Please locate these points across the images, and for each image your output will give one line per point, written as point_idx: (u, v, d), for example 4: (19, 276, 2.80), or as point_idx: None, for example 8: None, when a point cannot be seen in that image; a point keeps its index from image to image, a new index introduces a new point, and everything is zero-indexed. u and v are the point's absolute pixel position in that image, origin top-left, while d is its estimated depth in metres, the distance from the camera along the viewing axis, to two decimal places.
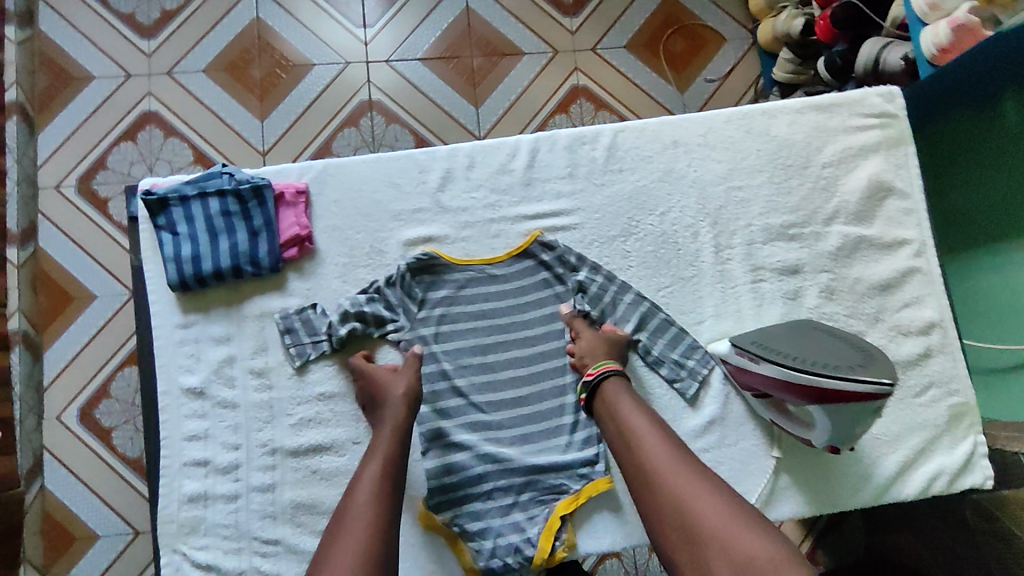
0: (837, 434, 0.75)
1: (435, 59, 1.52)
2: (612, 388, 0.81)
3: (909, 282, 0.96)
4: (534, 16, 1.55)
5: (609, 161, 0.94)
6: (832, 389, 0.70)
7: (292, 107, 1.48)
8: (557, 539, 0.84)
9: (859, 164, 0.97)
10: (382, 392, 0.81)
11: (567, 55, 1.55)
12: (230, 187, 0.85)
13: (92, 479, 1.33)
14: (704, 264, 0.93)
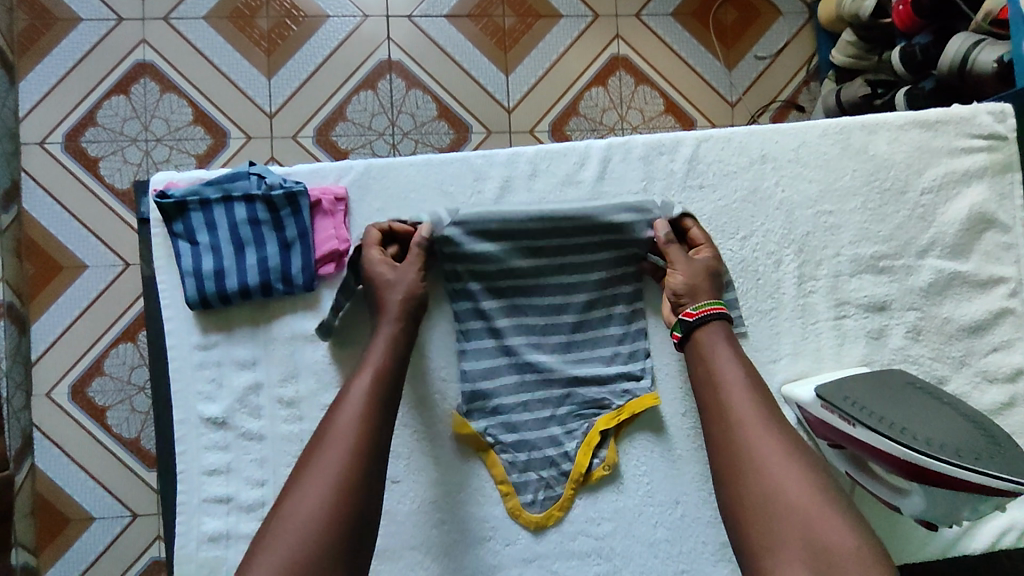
0: (936, 515, 0.68)
1: (463, 17, 1.35)
2: (705, 331, 0.72)
3: (1001, 325, 0.86)
4: None
5: (689, 175, 0.84)
6: (951, 476, 0.62)
7: (304, 64, 1.32)
8: (596, 456, 0.79)
9: (961, 192, 0.87)
10: (383, 298, 0.72)
11: (608, 20, 1.39)
12: (259, 192, 0.73)
13: (87, 461, 1.24)
14: (784, 297, 0.84)
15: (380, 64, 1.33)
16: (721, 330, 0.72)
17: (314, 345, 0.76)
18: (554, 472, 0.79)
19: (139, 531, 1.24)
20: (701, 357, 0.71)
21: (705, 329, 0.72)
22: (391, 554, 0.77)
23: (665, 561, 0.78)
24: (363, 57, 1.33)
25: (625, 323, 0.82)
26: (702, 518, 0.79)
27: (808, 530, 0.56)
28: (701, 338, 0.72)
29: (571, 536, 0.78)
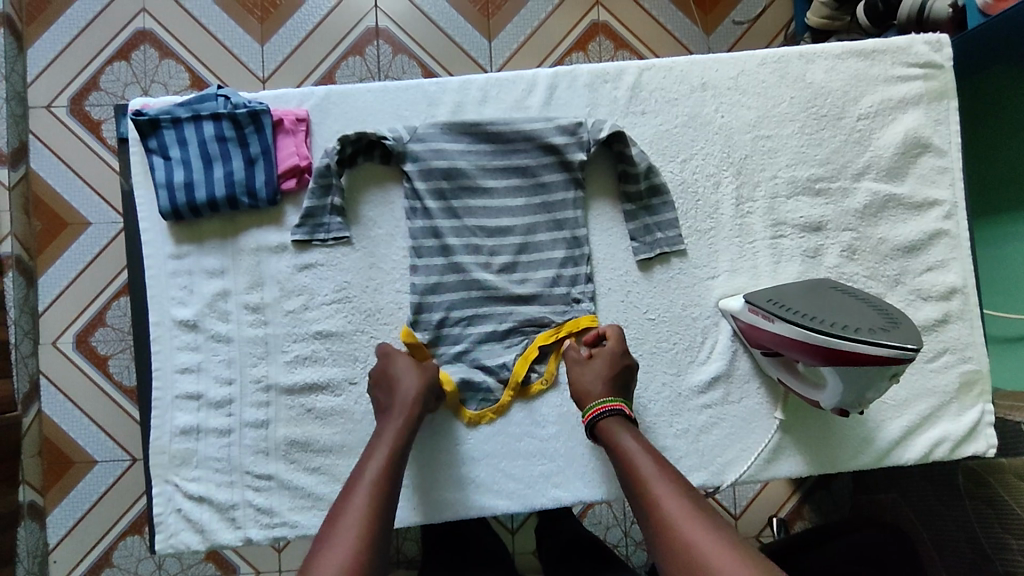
0: (850, 401, 0.72)
1: None
2: (609, 426, 0.75)
3: (935, 245, 0.90)
4: None
5: (632, 102, 0.89)
6: (849, 352, 0.66)
7: (294, 30, 1.39)
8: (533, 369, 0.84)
9: (897, 118, 0.91)
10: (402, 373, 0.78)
11: None
12: (225, 111, 0.80)
13: (89, 405, 1.31)
14: (723, 217, 0.89)
15: (367, 30, 1.39)
16: (623, 424, 0.75)
17: (277, 256, 0.83)
18: (493, 381, 0.83)
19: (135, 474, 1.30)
20: (613, 444, 0.73)
21: (615, 422, 0.75)
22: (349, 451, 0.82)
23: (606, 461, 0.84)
24: (350, 21, 1.39)
25: (565, 249, 0.85)
26: (641, 422, 0.86)
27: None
28: (610, 427, 0.75)
29: (518, 437, 0.84)
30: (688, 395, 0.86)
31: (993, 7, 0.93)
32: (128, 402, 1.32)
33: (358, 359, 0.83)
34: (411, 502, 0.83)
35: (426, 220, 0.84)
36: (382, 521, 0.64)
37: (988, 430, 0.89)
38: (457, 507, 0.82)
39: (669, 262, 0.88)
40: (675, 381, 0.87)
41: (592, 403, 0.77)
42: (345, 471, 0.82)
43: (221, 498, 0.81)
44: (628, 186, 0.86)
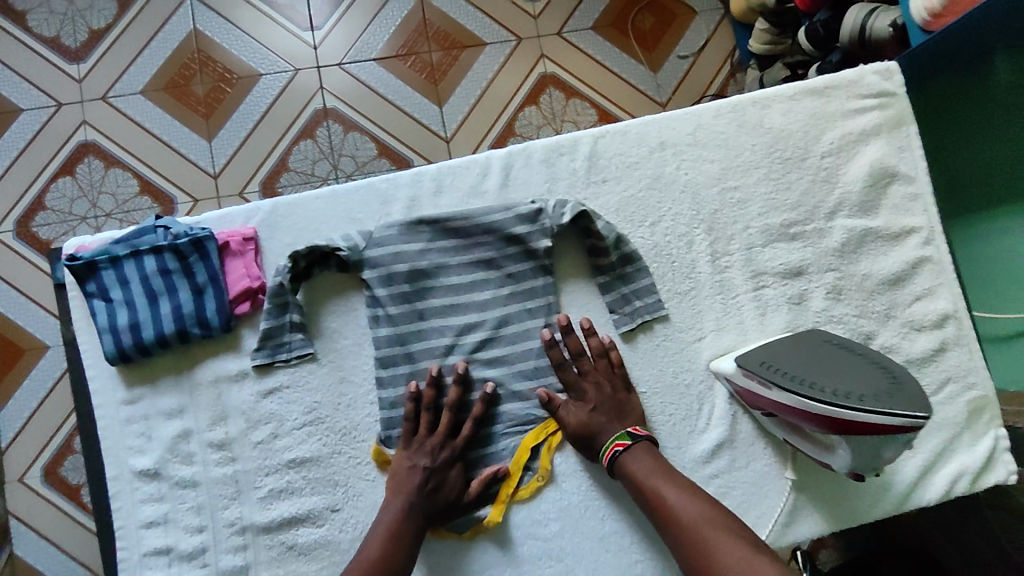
0: (863, 465, 0.67)
1: (390, 58, 1.40)
2: (627, 462, 0.75)
3: (919, 274, 0.87)
4: (495, 3, 1.43)
5: (591, 171, 0.86)
6: (855, 421, 0.62)
7: (242, 122, 1.36)
8: (529, 469, 0.79)
9: (860, 151, 0.89)
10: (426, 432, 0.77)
11: (531, 42, 1.43)
12: (167, 242, 0.75)
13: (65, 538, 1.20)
14: (701, 275, 0.85)
15: (316, 113, 1.37)
16: (643, 457, 0.75)
17: (239, 385, 0.77)
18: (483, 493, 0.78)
19: None
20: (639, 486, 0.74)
21: (629, 460, 0.75)
22: None
23: (618, 554, 0.79)
24: (299, 108, 1.37)
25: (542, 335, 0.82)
26: None
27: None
28: (628, 467, 0.74)
29: (521, 540, 0.78)
30: (694, 467, 0.81)
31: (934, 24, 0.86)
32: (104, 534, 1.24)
33: (338, 484, 0.77)
34: None
35: (390, 329, 0.79)
36: None
37: (1007, 456, 0.85)
38: None
39: (653, 329, 0.84)
40: (678, 454, 0.82)
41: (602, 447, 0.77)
42: None
43: None
44: (600, 259, 0.83)
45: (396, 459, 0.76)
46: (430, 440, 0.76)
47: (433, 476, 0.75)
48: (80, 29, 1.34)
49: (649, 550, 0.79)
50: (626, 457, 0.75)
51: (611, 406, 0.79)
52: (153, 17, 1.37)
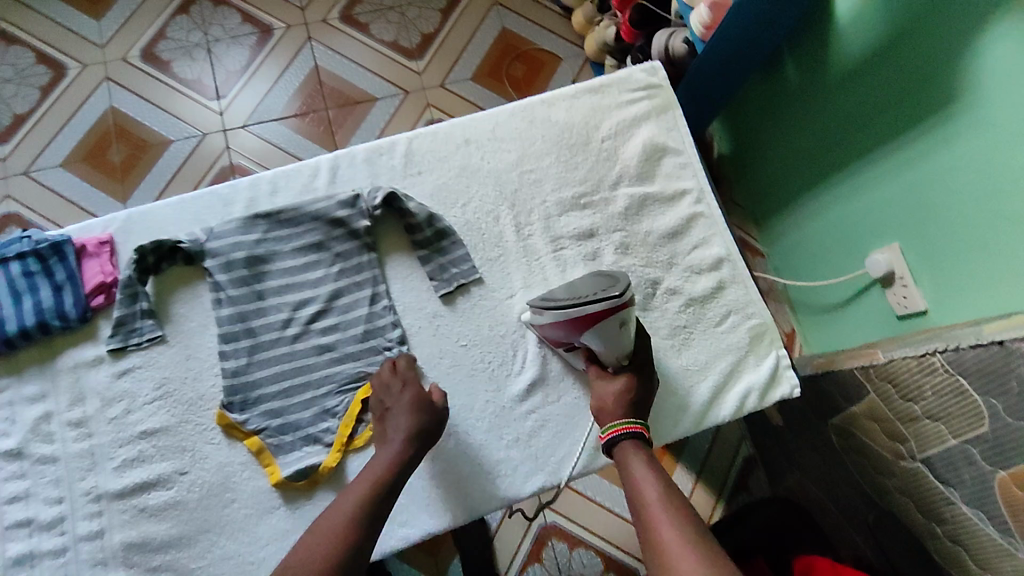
0: (619, 348, 0.84)
1: (292, 117, 1.64)
2: (625, 451, 0.82)
3: (695, 227, 1.03)
4: (381, 64, 1.70)
5: (408, 166, 1.02)
6: (581, 315, 0.79)
7: (159, 178, 1.56)
8: (361, 421, 0.89)
9: (635, 132, 1.07)
10: (397, 398, 0.86)
11: (418, 93, 1.71)
12: (29, 249, 0.88)
13: None
14: (508, 244, 1.00)
15: (225, 167, 1.58)
16: (639, 455, 0.81)
17: (96, 369, 0.87)
18: (319, 446, 0.87)
19: None
20: (632, 483, 0.78)
21: (630, 453, 0.82)
22: (187, 540, 0.83)
23: (450, 489, 0.88)
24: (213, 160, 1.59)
25: (370, 304, 0.94)
26: (475, 441, 0.90)
27: None
28: (628, 459, 0.81)
29: None
30: (513, 406, 0.92)
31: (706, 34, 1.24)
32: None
33: (186, 449, 0.86)
34: None
35: (232, 311, 0.91)
36: (354, 531, 0.74)
37: (789, 372, 0.97)
38: None
39: (469, 291, 0.97)
40: (497, 396, 0.93)
41: (611, 422, 0.85)
42: (188, 561, 0.82)
43: None
44: (417, 235, 0.98)
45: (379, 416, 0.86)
46: (394, 390, 0.87)
47: (400, 420, 0.84)
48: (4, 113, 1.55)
49: (475, 483, 0.89)
50: (624, 450, 0.83)
51: (641, 405, 0.87)
52: (70, 100, 1.58)
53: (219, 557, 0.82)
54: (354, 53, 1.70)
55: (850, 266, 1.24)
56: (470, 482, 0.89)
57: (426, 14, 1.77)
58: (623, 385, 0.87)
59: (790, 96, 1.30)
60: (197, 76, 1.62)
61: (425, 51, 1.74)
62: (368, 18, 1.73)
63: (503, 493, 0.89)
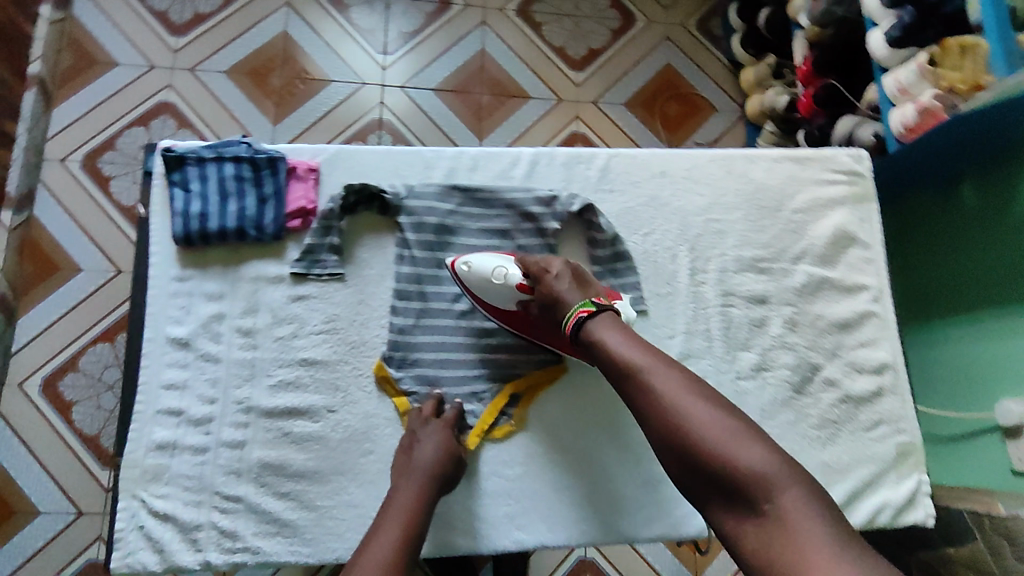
0: (500, 272, 0.89)
1: (448, 91, 1.59)
2: (593, 329, 0.81)
3: (865, 325, 1.01)
4: (542, 65, 1.65)
5: (602, 181, 1.02)
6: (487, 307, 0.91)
7: (308, 114, 1.52)
8: (503, 414, 0.91)
9: (828, 214, 1.05)
10: (422, 433, 0.85)
11: (569, 104, 1.64)
12: (247, 155, 0.90)
13: (49, 460, 1.28)
14: (680, 284, 0.99)
15: (372, 122, 1.54)
16: (603, 324, 0.81)
17: (275, 287, 0.90)
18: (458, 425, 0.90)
19: (75, 535, 1.25)
20: (607, 357, 0.78)
21: (593, 324, 0.81)
22: (320, 477, 0.86)
23: (569, 506, 0.89)
24: (360, 114, 1.54)
25: None
26: (602, 469, 0.91)
27: (704, 448, 0.67)
28: (593, 331, 0.80)
29: (485, 476, 0.89)
30: (646, 444, 0.92)
31: (908, 135, 1.11)
32: (96, 463, 1.28)
33: (338, 389, 0.89)
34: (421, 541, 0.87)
35: (411, 273, 0.93)
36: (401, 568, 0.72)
37: (926, 499, 0.95)
38: (439, 545, 0.86)
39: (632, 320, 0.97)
40: (634, 431, 0.93)
41: (566, 314, 0.84)
42: (314, 498, 0.85)
43: (186, 518, 0.83)
44: (597, 250, 0.98)
45: (408, 448, 0.84)
46: (428, 427, 0.86)
47: (428, 458, 0.82)
48: (187, 9, 1.53)
49: (592, 508, 0.89)
50: (589, 326, 0.81)
51: (576, 281, 0.86)
52: (252, 14, 1.55)
53: (346, 502, 0.85)
54: (519, 47, 1.65)
55: (984, 402, 1.05)
56: (587, 505, 0.90)
57: (598, 30, 1.70)
58: (546, 281, 0.86)
59: (966, 218, 1.15)
60: (371, 27, 1.60)
61: (589, 64, 1.68)
62: (544, 18, 1.68)
63: (619, 527, 0.89)
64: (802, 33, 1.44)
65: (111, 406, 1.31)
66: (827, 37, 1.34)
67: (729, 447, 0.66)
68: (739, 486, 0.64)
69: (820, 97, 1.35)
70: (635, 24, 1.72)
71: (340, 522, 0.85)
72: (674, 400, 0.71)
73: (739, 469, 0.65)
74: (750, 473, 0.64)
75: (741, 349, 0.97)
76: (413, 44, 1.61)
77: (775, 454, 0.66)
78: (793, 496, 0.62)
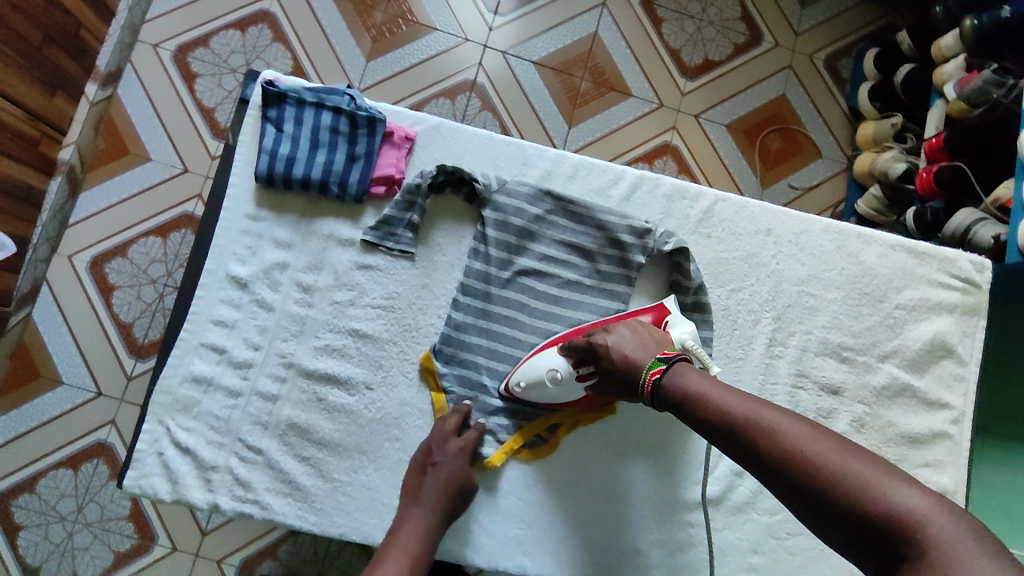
0: (552, 375, 0.82)
1: (549, 68, 1.44)
2: (675, 378, 0.72)
3: (936, 444, 0.94)
4: (654, 63, 1.47)
5: (701, 223, 0.95)
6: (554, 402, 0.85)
7: (401, 60, 1.41)
8: (537, 438, 0.87)
9: (930, 318, 0.97)
10: (440, 451, 0.80)
11: (669, 111, 1.46)
12: (347, 108, 0.86)
13: (85, 340, 1.29)
14: (754, 351, 0.93)
15: (465, 82, 1.41)
16: (682, 370, 0.72)
17: (343, 249, 0.87)
18: (489, 438, 0.86)
19: (91, 411, 1.26)
20: (697, 406, 0.68)
21: (669, 379, 0.72)
22: (342, 451, 0.83)
23: (580, 547, 0.85)
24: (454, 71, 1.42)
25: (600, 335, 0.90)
26: (626, 522, 0.86)
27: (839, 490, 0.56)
28: (672, 383, 0.71)
29: (504, 494, 0.85)
30: (679, 509, 0.87)
31: None
32: (124, 350, 1.29)
33: (382, 367, 0.85)
34: None
35: (481, 270, 0.88)
36: None
37: None
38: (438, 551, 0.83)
39: None
40: (669, 492, 0.87)
41: (639, 379, 0.75)
42: (333, 469, 0.82)
43: (206, 456, 0.81)
44: (677, 295, 0.92)
45: (424, 465, 0.80)
46: (449, 448, 0.81)
47: (443, 483, 0.79)
48: None
49: (604, 557, 0.85)
50: (666, 379, 0.73)
51: (635, 334, 0.79)
52: None
53: (360, 482, 0.82)
54: (635, 36, 1.47)
55: None
56: (599, 553, 0.85)
57: (720, 40, 1.49)
58: (604, 353, 0.79)
59: None
60: None
61: (703, 73, 1.48)
62: (667, 14, 1.48)
63: None
64: (942, 105, 1.21)
65: (150, 300, 1.31)
66: (971, 118, 1.13)
67: (863, 485, 0.56)
68: (884, 529, 0.53)
69: (946, 178, 1.14)
70: (762, 42, 1.49)
71: (352, 500, 0.82)
72: (787, 438, 0.61)
73: (875, 510, 0.54)
74: (890, 513, 0.53)
75: None
76: (526, 9, 1.46)
77: (921, 488, 0.55)
78: (946, 526, 0.51)
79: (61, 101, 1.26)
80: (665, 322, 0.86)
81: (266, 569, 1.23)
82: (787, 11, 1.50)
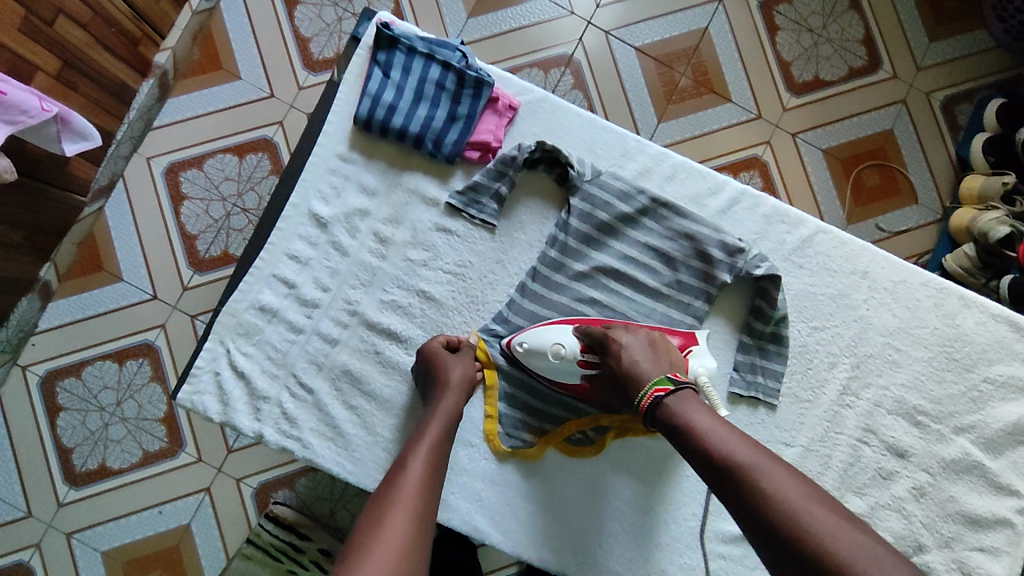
0: (558, 350, 0.79)
1: (650, 57, 1.33)
2: (672, 404, 0.70)
3: (997, 531, 0.87)
4: (761, 72, 1.33)
5: (796, 252, 0.90)
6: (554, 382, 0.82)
7: (499, 22, 1.33)
8: (582, 434, 0.84)
9: (1020, 400, 0.89)
10: (438, 370, 0.78)
11: (764, 126, 1.32)
12: (457, 65, 0.83)
13: (150, 243, 1.30)
14: (823, 396, 0.89)
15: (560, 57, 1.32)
16: (686, 397, 0.70)
17: (427, 208, 0.85)
18: (532, 428, 0.84)
19: (142, 314, 1.29)
20: (696, 439, 0.66)
21: (671, 399, 0.70)
22: (389, 408, 0.82)
23: (605, 554, 0.83)
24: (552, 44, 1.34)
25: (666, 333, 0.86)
26: (655, 539, 0.83)
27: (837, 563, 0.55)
28: (671, 405, 0.70)
29: (539, 483, 0.84)
30: (712, 537, 0.84)
31: None
32: (185, 261, 1.30)
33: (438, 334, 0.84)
34: (449, 511, 0.83)
35: (556, 258, 0.85)
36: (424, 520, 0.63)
37: None
38: (467, 522, 0.83)
39: (756, 407, 0.88)
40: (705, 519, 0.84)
41: (639, 393, 0.73)
42: (376, 423, 0.82)
43: (259, 385, 0.82)
44: (756, 322, 0.87)
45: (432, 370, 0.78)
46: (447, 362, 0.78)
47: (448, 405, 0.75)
48: None
49: (627, 569, 0.83)
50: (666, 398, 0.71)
51: (650, 349, 0.76)
52: None
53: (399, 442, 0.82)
54: (746, 37, 1.34)
55: None
56: (624, 563, 0.83)
57: (835, 59, 1.33)
58: (614, 351, 0.76)
59: None
60: None
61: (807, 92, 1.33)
62: (784, 22, 1.34)
63: None
64: None
65: (217, 216, 1.31)
66: None
67: (858, 564, 0.55)
68: None
69: None
70: (879, 70, 1.33)
71: (389, 458, 0.81)
72: (787, 496, 0.60)
73: None
74: None
75: (851, 492, 0.88)
76: None
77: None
78: None
79: (167, 4, 1.27)
80: (688, 349, 0.82)
81: (280, 497, 1.24)
82: (912, 39, 1.33)
